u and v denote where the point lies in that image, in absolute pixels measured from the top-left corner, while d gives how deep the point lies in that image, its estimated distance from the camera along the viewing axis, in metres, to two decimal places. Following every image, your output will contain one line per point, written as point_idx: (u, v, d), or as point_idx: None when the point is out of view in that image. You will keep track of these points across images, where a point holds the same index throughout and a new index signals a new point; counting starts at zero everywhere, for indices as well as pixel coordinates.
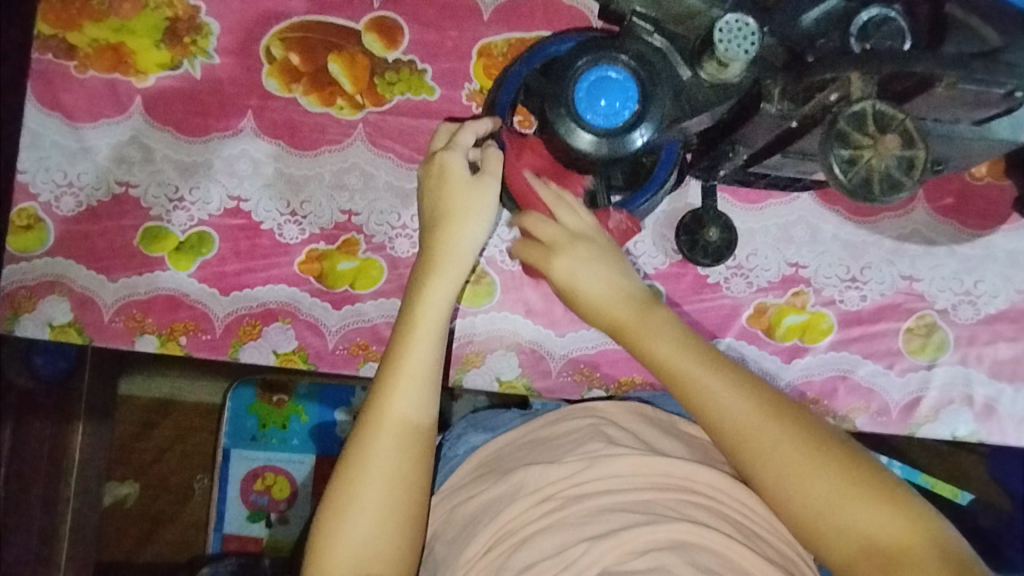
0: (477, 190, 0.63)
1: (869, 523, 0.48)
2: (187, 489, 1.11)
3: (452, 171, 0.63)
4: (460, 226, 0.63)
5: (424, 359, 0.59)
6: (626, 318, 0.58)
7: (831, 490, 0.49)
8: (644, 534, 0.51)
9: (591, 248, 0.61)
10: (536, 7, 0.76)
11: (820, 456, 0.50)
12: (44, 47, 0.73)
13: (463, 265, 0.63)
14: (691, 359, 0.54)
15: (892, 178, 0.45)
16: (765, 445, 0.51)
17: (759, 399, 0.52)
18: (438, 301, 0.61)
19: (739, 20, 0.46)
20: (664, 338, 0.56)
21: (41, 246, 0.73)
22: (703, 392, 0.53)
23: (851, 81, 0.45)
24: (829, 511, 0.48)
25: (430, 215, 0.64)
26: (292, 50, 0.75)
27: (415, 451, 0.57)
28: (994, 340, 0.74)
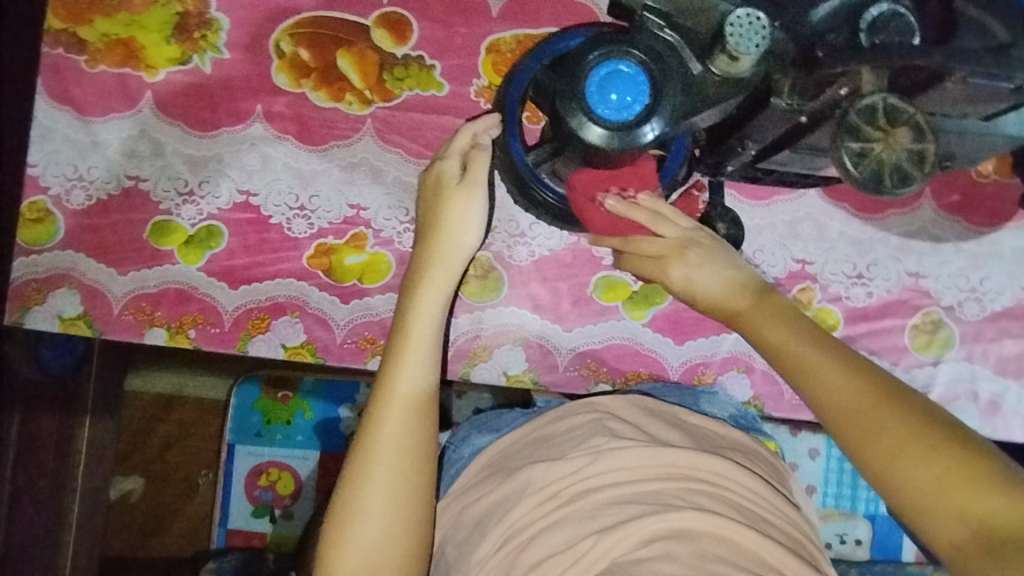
0: (465, 194, 0.66)
1: (984, 514, 0.42)
2: (192, 485, 1.11)
3: (446, 180, 0.67)
4: (456, 227, 0.66)
5: (422, 352, 0.61)
6: (738, 307, 0.60)
7: (941, 470, 0.44)
8: (652, 524, 0.51)
9: (702, 254, 0.63)
10: (544, 4, 0.76)
11: (932, 433, 0.45)
12: (55, 41, 0.74)
13: (458, 262, 0.65)
14: (803, 340, 0.54)
15: (903, 170, 0.46)
16: (866, 416, 0.48)
17: (865, 381, 0.49)
18: (436, 291, 0.64)
19: (751, 15, 0.47)
20: (779, 326, 0.56)
21: (51, 239, 0.73)
22: (808, 369, 0.52)
23: (861, 75, 0.46)
24: (932, 493, 0.44)
25: (426, 221, 0.67)
26: (301, 45, 0.75)
27: (421, 435, 0.58)
28: (1000, 337, 0.74)
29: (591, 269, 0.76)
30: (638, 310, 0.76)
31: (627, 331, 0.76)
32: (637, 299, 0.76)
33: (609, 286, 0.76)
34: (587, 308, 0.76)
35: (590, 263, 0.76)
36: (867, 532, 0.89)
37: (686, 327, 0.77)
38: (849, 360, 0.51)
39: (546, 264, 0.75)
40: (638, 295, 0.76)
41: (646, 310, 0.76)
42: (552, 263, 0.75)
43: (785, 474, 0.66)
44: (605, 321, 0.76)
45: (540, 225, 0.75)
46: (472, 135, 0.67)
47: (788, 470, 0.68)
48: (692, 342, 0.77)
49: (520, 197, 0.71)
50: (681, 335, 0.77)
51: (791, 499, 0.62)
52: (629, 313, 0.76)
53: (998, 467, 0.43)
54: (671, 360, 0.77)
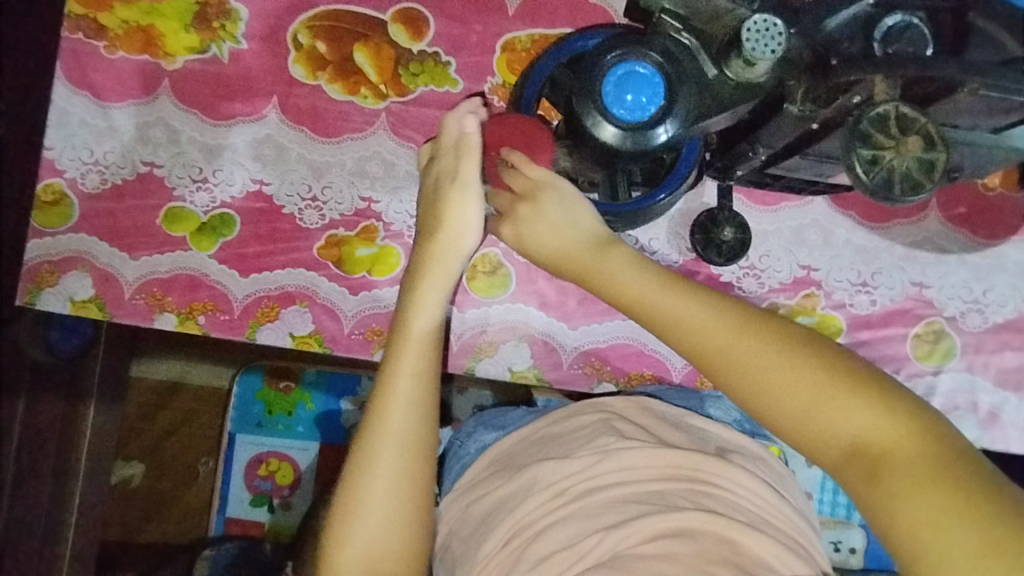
0: (458, 195, 0.62)
1: (863, 433, 0.45)
2: (192, 472, 1.12)
3: (441, 177, 0.64)
4: (451, 225, 0.63)
5: (418, 355, 0.60)
6: (581, 255, 0.58)
7: (828, 400, 0.46)
8: (657, 523, 0.51)
9: (560, 199, 0.59)
10: (560, 5, 0.77)
11: (807, 365, 0.48)
12: (75, 26, 0.74)
13: (460, 259, 0.63)
14: (658, 288, 0.54)
15: (913, 179, 0.46)
16: (754, 367, 0.49)
17: (733, 320, 0.51)
18: (442, 272, 0.62)
19: (768, 21, 0.48)
20: (641, 280, 0.55)
21: (65, 222, 0.74)
22: (677, 322, 0.52)
23: (874, 84, 0.47)
24: (825, 425, 0.46)
25: (427, 217, 0.65)
26: (318, 38, 0.76)
27: (419, 438, 0.59)
28: (1001, 349, 0.75)
29: None
30: None
31: (631, 331, 0.77)
32: None
33: None
34: (593, 307, 0.77)
35: None
36: (862, 540, 0.90)
37: None
38: (718, 312, 0.51)
39: None
40: None
41: None
42: None
43: (789, 480, 0.66)
44: (610, 320, 0.77)
45: None
46: (458, 125, 0.63)
47: (789, 475, 0.68)
48: None
49: None
50: None
51: (794, 504, 0.62)
52: None
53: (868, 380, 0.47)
54: (674, 362, 0.77)
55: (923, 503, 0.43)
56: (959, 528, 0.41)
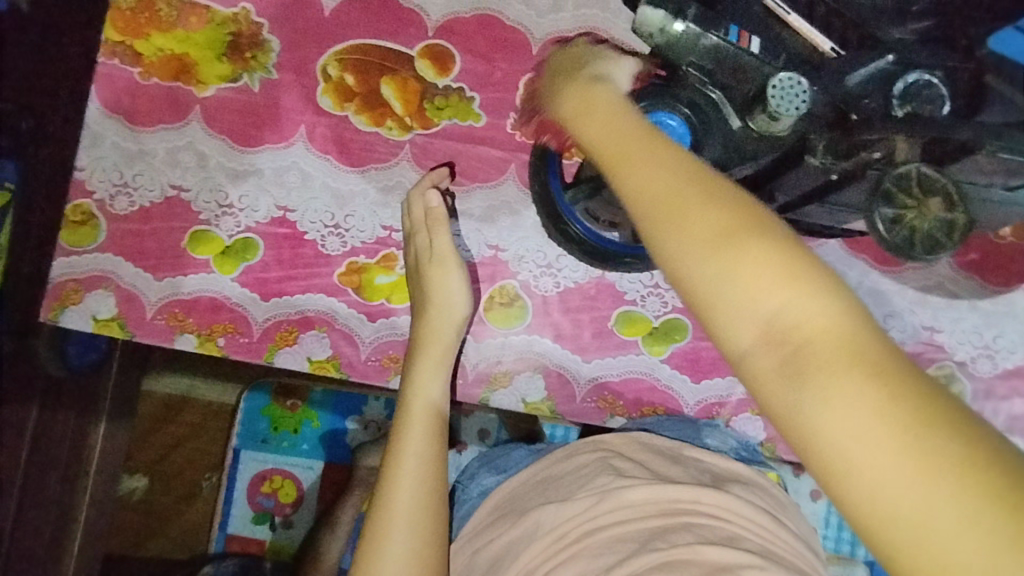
0: (439, 270, 0.72)
1: (789, 321, 0.34)
2: (194, 488, 1.09)
3: (422, 262, 0.73)
4: (437, 305, 0.71)
5: (418, 428, 0.68)
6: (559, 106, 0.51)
7: (757, 265, 0.35)
8: (654, 552, 0.52)
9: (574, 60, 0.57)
10: (583, 46, 0.79)
11: (735, 220, 0.37)
12: (111, 52, 0.77)
13: (452, 335, 0.71)
14: (598, 123, 0.45)
15: (933, 240, 0.49)
16: (685, 211, 0.38)
17: (673, 164, 0.40)
18: (438, 339, 0.71)
19: (792, 79, 0.50)
20: (588, 121, 0.46)
21: (92, 242, 0.76)
22: (609, 160, 0.43)
23: (895, 144, 0.48)
24: (747, 293, 0.35)
25: (416, 299, 0.73)
26: (347, 70, 0.78)
27: (429, 503, 0.66)
28: (1011, 395, 0.75)
29: (614, 303, 0.77)
30: (657, 346, 0.77)
31: (645, 365, 0.78)
32: (657, 335, 0.77)
33: (630, 320, 0.77)
34: (607, 341, 0.77)
35: (613, 297, 0.77)
36: None
37: (703, 365, 0.78)
38: (661, 147, 0.41)
39: (570, 295, 0.77)
40: (657, 331, 0.77)
41: (665, 346, 0.77)
42: (576, 295, 0.77)
43: (792, 510, 0.67)
44: (624, 355, 0.77)
45: (567, 258, 0.77)
46: (424, 202, 0.73)
47: (790, 503, 0.68)
48: (709, 381, 0.78)
49: (552, 230, 0.76)
50: (698, 373, 0.78)
51: (793, 530, 0.63)
52: (649, 347, 0.77)
53: (811, 269, 0.35)
54: (687, 398, 0.78)
55: (853, 398, 0.31)
56: (896, 458, 0.30)
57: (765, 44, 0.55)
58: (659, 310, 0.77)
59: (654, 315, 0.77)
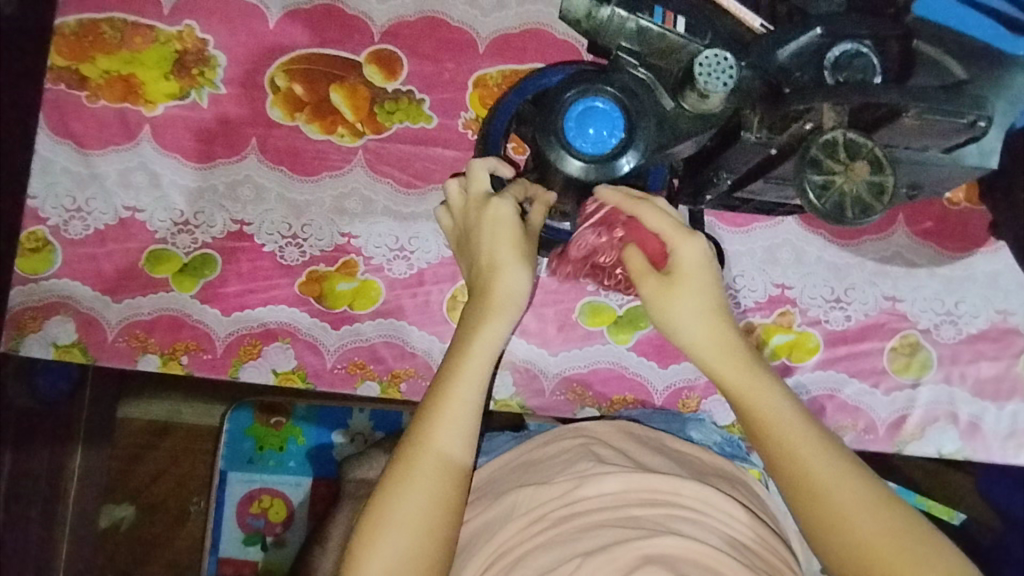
0: (527, 238, 0.62)
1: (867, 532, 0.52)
2: (183, 512, 1.03)
3: (506, 223, 0.61)
4: (511, 269, 0.61)
5: (471, 386, 0.58)
6: (711, 353, 0.58)
7: (883, 544, 0.51)
8: (636, 549, 0.50)
9: (695, 251, 0.57)
10: (529, 41, 0.80)
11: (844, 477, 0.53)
12: (57, 77, 0.77)
13: (517, 307, 0.61)
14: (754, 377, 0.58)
15: (863, 202, 0.49)
16: (843, 514, 0.52)
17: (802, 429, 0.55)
18: (512, 299, 0.61)
19: (718, 56, 0.52)
20: (789, 425, 0.55)
21: (48, 268, 0.75)
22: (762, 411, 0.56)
23: (824, 111, 0.50)
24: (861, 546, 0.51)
25: (483, 259, 0.62)
26: (295, 81, 0.78)
27: (449, 483, 0.55)
28: (976, 359, 0.75)
29: (576, 294, 0.77)
30: (623, 334, 0.77)
31: (612, 355, 0.77)
32: (622, 324, 0.78)
33: (594, 310, 0.77)
34: (573, 332, 0.77)
35: (576, 289, 0.78)
36: None
37: (671, 350, 0.78)
38: (853, 470, 0.53)
39: (532, 290, 0.77)
40: (622, 319, 0.78)
41: (630, 334, 0.78)
42: (538, 289, 0.77)
43: (769, 505, 0.66)
44: (591, 345, 0.77)
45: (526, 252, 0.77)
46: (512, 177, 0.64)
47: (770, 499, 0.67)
48: (677, 365, 0.78)
49: None
50: (665, 359, 0.78)
51: (773, 527, 0.61)
52: (614, 336, 0.77)
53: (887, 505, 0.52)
54: (656, 384, 0.78)
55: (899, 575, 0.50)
56: None
57: (690, 24, 0.55)
58: (623, 298, 0.78)
59: (618, 304, 0.78)
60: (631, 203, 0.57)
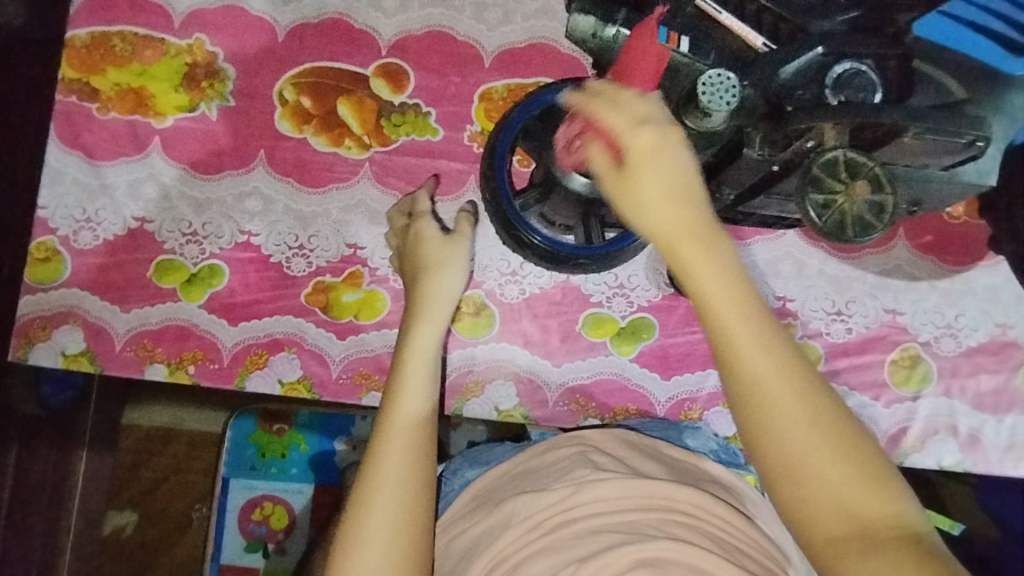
0: (448, 243, 0.71)
1: (840, 493, 0.38)
2: (184, 520, 1.02)
3: (426, 235, 0.71)
4: (446, 269, 0.68)
5: (421, 364, 0.62)
6: (670, 229, 0.42)
7: (843, 492, 0.38)
8: (631, 553, 0.49)
9: (654, 133, 0.43)
10: (535, 55, 0.81)
11: (817, 417, 0.39)
12: (68, 89, 0.78)
13: (450, 302, 0.67)
14: (736, 301, 0.40)
15: (864, 221, 0.50)
16: (802, 459, 0.38)
17: (783, 356, 0.40)
18: (448, 287, 0.68)
19: (721, 75, 0.52)
20: (756, 335, 0.40)
21: (57, 278, 0.76)
22: (732, 335, 0.40)
23: (825, 131, 0.51)
24: (828, 508, 0.38)
25: (412, 269, 0.70)
26: (303, 94, 0.79)
27: (426, 446, 0.57)
28: (976, 372, 0.76)
29: (580, 305, 0.78)
30: (626, 345, 0.78)
31: (615, 366, 0.78)
32: (625, 335, 0.78)
33: (597, 322, 0.78)
34: (576, 344, 0.78)
35: (579, 301, 0.78)
36: None
37: (673, 362, 0.78)
38: (831, 414, 0.39)
39: (536, 301, 0.78)
40: (625, 331, 0.78)
41: (633, 345, 0.78)
42: (542, 301, 0.78)
43: (768, 513, 0.65)
44: (594, 356, 0.78)
45: (530, 264, 0.78)
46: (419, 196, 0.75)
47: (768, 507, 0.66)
48: (679, 377, 0.79)
49: (508, 239, 0.73)
50: (668, 370, 0.78)
51: (768, 533, 0.61)
52: (617, 348, 0.78)
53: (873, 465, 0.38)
54: (658, 396, 0.78)
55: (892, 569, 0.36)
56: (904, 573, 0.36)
57: (694, 44, 0.56)
58: (626, 310, 0.78)
59: (621, 315, 0.78)
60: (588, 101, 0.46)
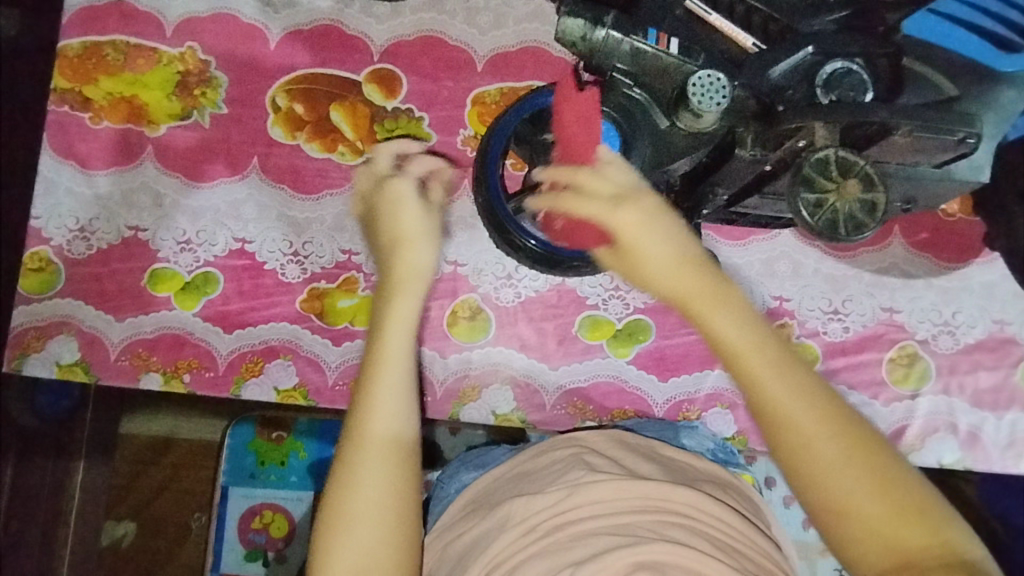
0: (430, 212, 0.62)
1: (883, 524, 0.43)
2: (184, 530, 1.00)
3: (405, 198, 0.61)
4: (416, 241, 0.60)
5: (396, 364, 0.55)
6: (688, 296, 0.48)
7: (886, 522, 0.43)
8: (628, 556, 0.49)
9: (637, 212, 0.49)
10: (527, 59, 0.81)
11: (857, 455, 0.44)
12: (60, 99, 0.77)
13: (423, 280, 0.60)
14: (762, 354, 0.46)
15: (856, 220, 0.50)
16: (843, 497, 0.43)
17: (817, 399, 0.45)
18: (417, 263, 0.60)
19: (711, 76, 0.53)
20: (788, 382, 0.45)
21: (50, 288, 0.75)
22: (768, 388, 0.45)
23: (816, 130, 0.50)
24: (872, 534, 0.43)
25: (386, 237, 0.61)
26: (296, 100, 0.79)
27: (404, 458, 0.52)
28: (974, 369, 0.76)
29: (576, 308, 0.78)
30: (622, 347, 0.78)
31: (612, 368, 0.78)
32: (621, 337, 0.78)
33: (594, 324, 0.78)
34: (573, 346, 0.78)
35: (575, 303, 0.78)
36: None
37: (670, 363, 0.78)
38: (867, 448, 0.44)
39: (532, 305, 0.78)
40: (621, 333, 0.78)
41: (630, 347, 0.78)
42: (538, 304, 0.78)
43: (765, 512, 0.64)
44: (591, 359, 0.78)
45: (526, 267, 0.78)
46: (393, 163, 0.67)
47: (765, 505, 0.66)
48: (676, 378, 0.78)
49: (502, 242, 0.73)
50: (665, 372, 0.78)
51: (767, 533, 0.60)
52: (614, 350, 0.78)
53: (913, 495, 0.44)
54: (656, 397, 0.78)
55: None
56: None
57: (683, 46, 0.56)
58: (622, 312, 0.78)
59: (617, 317, 0.78)
60: (556, 195, 0.51)
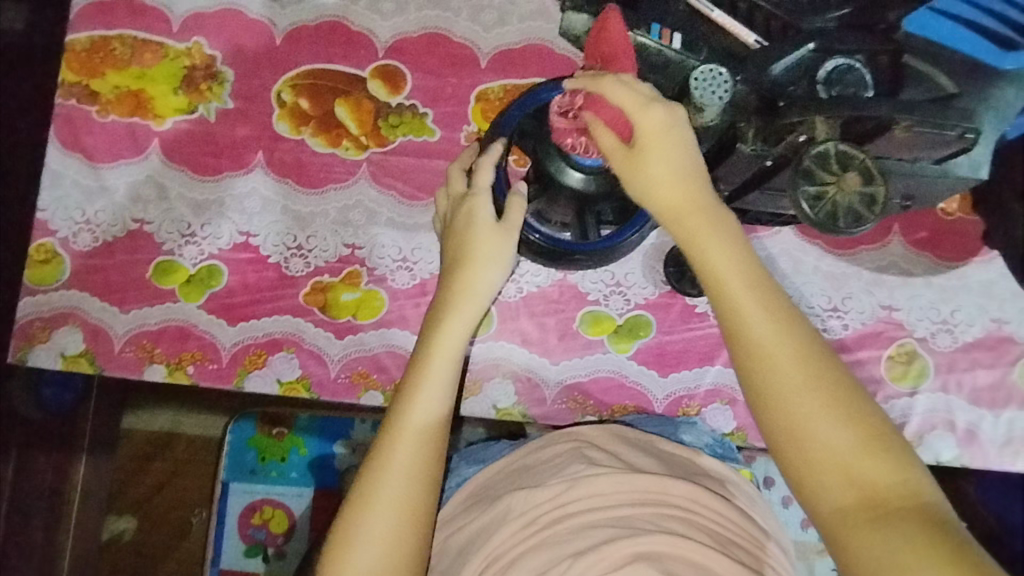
0: (496, 233, 0.64)
1: (840, 455, 0.44)
2: (185, 525, 1.01)
3: (479, 217, 0.64)
4: (483, 259, 0.64)
5: (445, 361, 0.59)
6: (675, 216, 0.51)
7: (845, 452, 0.43)
8: (627, 547, 0.50)
9: (662, 114, 0.51)
10: (530, 56, 0.81)
11: (820, 386, 0.45)
12: (68, 92, 0.78)
13: (480, 303, 0.63)
14: (741, 278, 0.48)
15: (855, 212, 0.51)
16: (796, 418, 0.44)
17: (791, 332, 0.46)
18: (485, 278, 0.64)
19: (713, 70, 0.54)
20: (765, 310, 0.47)
21: (55, 280, 0.76)
22: (741, 308, 0.47)
23: (816, 124, 0.52)
24: (827, 462, 0.44)
25: (452, 254, 0.65)
26: (301, 95, 0.80)
27: (436, 453, 0.56)
28: (972, 367, 0.76)
29: (577, 303, 0.79)
30: (622, 343, 0.78)
31: (612, 364, 0.78)
32: (622, 333, 0.79)
33: (595, 320, 0.78)
34: (574, 341, 0.78)
35: (576, 299, 0.79)
36: None
37: (671, 359, 0.79)
38: (833, 388, 0.45)
39: (533, 300, 0.78)
40: (622, 329, 0.79)
41: (630, 343, 0.79)
42: (540, 299, 0.78)
43: (764, 508, 0.65)
44: (592, 354, 0.78)
45: (528, 263, 0.78)
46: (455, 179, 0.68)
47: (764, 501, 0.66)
48: (676, 374, 0.79)
49: None
50: (666, 367, 0.79)
51: (763, 528, 0.61)
52: (614, 346, 0.78)
53: (880, 436, 0.44)
54: (656, 393, 0.78)
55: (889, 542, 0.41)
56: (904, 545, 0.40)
57: (685, 41, 0.58)
58: (623, 308, 0.79)
59: (618, 313, 0.79)
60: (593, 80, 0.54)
